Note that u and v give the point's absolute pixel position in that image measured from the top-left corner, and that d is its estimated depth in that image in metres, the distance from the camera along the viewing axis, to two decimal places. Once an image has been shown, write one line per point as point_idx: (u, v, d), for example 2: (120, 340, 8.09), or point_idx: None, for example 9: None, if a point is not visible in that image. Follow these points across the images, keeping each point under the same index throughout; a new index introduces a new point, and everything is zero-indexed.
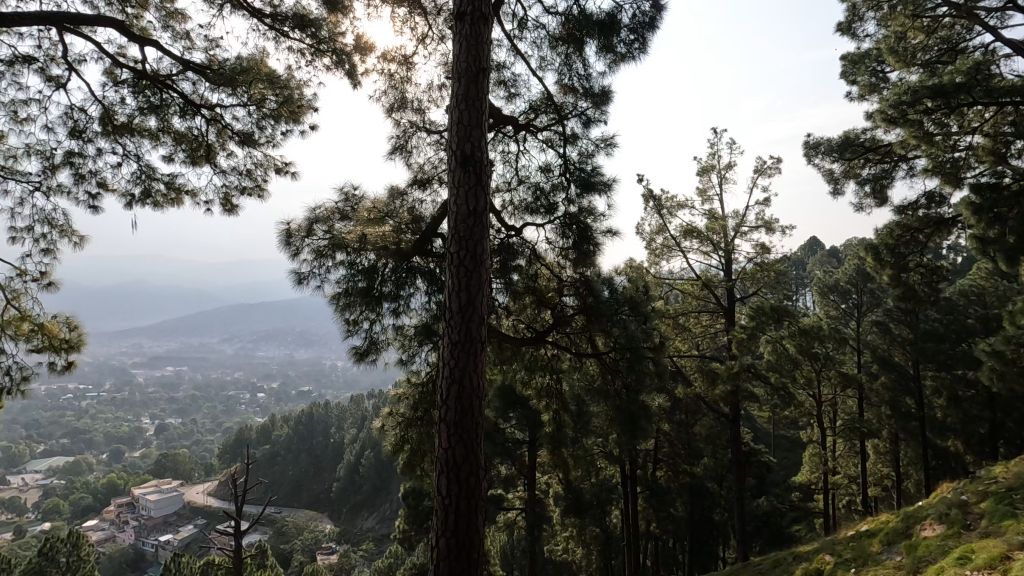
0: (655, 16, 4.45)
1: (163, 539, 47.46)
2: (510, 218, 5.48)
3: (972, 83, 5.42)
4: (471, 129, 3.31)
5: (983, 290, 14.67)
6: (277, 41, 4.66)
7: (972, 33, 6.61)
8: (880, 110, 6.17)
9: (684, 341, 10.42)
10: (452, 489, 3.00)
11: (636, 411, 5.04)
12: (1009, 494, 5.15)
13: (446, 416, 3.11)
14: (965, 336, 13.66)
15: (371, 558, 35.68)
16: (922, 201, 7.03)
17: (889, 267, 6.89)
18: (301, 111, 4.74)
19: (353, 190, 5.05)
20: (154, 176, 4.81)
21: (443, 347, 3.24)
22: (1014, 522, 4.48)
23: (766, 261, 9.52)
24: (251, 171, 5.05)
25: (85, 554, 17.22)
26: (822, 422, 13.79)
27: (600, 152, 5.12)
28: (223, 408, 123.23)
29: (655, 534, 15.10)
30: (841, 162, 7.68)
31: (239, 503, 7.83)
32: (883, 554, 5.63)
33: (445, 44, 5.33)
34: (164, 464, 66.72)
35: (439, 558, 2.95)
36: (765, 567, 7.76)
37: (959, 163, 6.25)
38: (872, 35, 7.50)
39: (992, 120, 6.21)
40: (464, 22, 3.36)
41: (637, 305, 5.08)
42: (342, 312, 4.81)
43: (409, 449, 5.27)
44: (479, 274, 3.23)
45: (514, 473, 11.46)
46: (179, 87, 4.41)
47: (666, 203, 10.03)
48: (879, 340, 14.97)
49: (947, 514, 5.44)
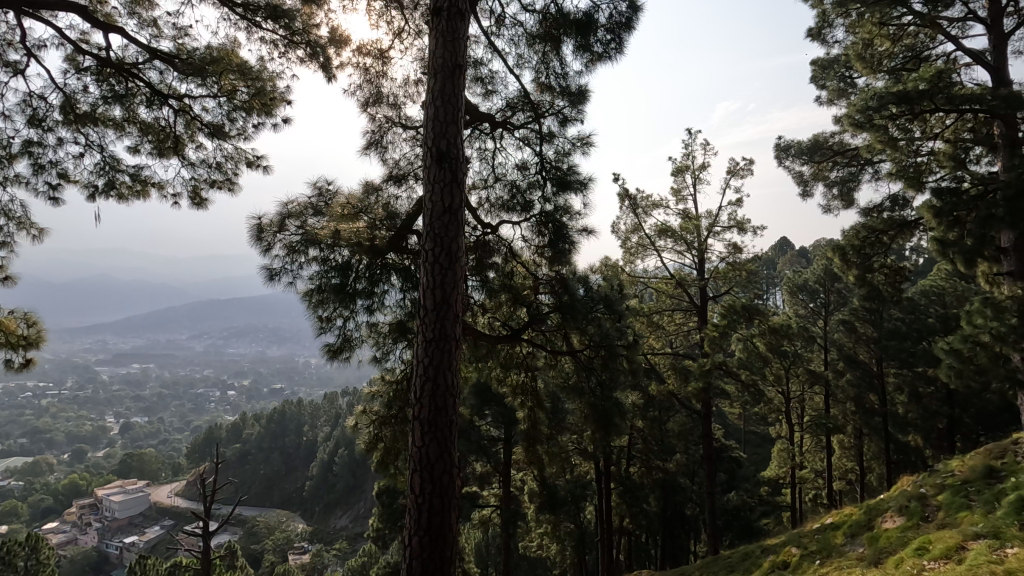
0: (631, 16, 4.48)
1: (128, 540, 46.13)
2: (486, 215, 5.47)
3: (934, 90, 5.63)
4: (446, 125, 3.30)
5: (944, 290, 15.30)
6: (249, 31, 4.57)
7: (935, 42, 6.87)
8: (849, 114, 6.26)
9: (658, 338, 10.58)
10: (426, 487, 2.98)
11: (610, 409, 5.16)
12: (965, 487, 5.37)
13: (419, 415, 3.09)
14: (926, 334, 14.16)
15: (344, 558, 35.23)
16: (885, 203, 7.36)
17: (855, 267, 7.09)
18: (274, 104, 4.69)
19: (327, 185, 5.01)
20: (119, 167, 4.67)
21: (417, 345, 3.23)
22: (968, 514, 4.68)
23: (737, 261, 9.73)
24: (221, 164, 4.95)
25: (45, 557, 16.66)
26: (791, 418, 14.14)
27: (576, 150, 5.15)
28: (191, 407, 120.12)
29: (628, 529, 15.29)
30: (810, 164, 7.89)
31: (209, 502, 7.64)
32: (847, 545, 5.82)
33: (422, 39, 5.28)
34: (128, 464, 64.93)
35: (412, 557, 2.93)
36: (734, 561, 7.89)
37: (922, 167, 6.49)
38: (841, 41, 7.71)
39: (953, 127, 6.50)
40: (440, 18, 3.34)
41: (612, 304, 5.11)
42: (316, 310, 4.75)
43: (383, 447, 5.23)
44: (454, 272, 3.22)
45: (489, 470, 11.51)
46: (145, 77, 4.28)
47: (641, 203, 10.16)
48: (844, 338, 15.42)
49: (907, 506, 5.66)
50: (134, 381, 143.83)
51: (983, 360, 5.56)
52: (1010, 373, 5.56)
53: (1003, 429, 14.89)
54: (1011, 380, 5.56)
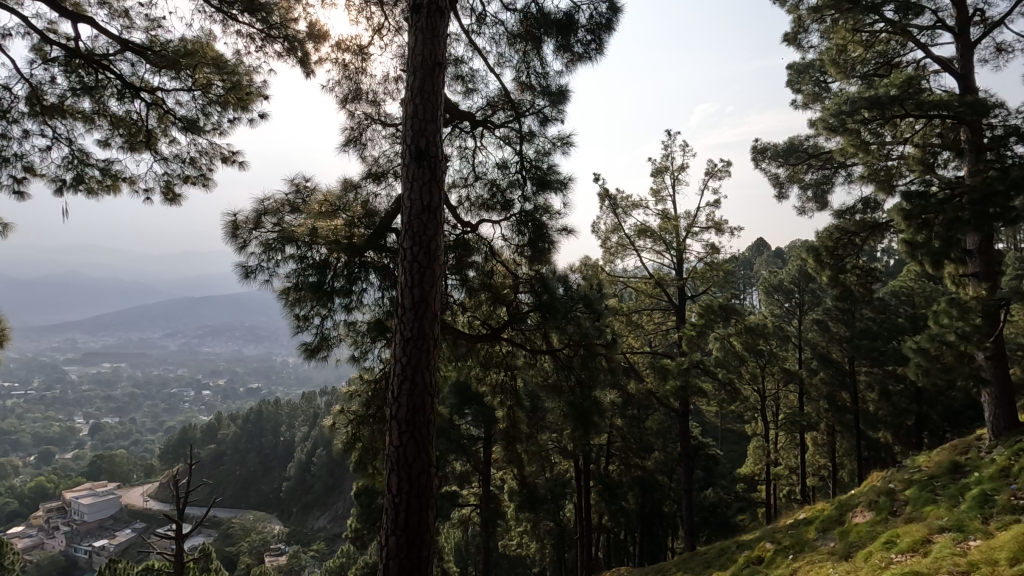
0: (611, 18, 4.50)
1: (97, 544, 44.95)
2: (466, 214, 5.46)
3: (905, 96, 5.79)
4: (426, 123, 3.28)
5: (912, 291, 15.73)
6: (224, 24, 4.50)
7: (906, 49, 7.07)
8: (823, 118, 6.39)
9: (637, 338, 10.69)
10: (402, 487, 2.96)
11: (589, 407, 5.21)
12: (931, 482, 5.53)
13: (397, 414, 3.07)
14: (896, 334, 14.53)
15: (322, 559, 35.01)
16: (858, 205, 7.52)
17: (828, 268, 7.26)
18: (249, 99, 4.62)
19: (305, 182, 4.94)
20: (88, 161, 4.55)
21: (395, 344, 3.20)
22: (934, 508, 4.82)
23: (715, 261, 9.90)
24: (195, 160, 4.86)
25: (10, 563, 16.18)
26: (765, 415, 14.40)
27: (556, 150, 5.17)
28: (164, 407, 117.56)
29: (607, 526, 15.42)
30: (786, 167, 8.01)
31: (182, 503, 7.49)
32: (819, 540, 5.95)
33: (402, 36, 5.24)
34: (98, 466, 63.29)
35: (388, 557, 2.91)
36: (710, 557, 8.00)
37: (892, 171, 6.68)
38: (816, 46, 7.87)
39: (921, 132, 6.70)
40: (420, 14, 3.33)
41: (592, 303, 5.12)
42: (293, 308, 4.71)
43: (361, 447, 5.18)
44: (433, 270, 3.21)
45: (469, 469, 11.49)
46: (116, 68, 4.18)
47: (621, 203, 10.25)
48: (818, 337, 15.75)
49: (876, 501, 5.81)
50: (104, 381, 140.12)
51: (949, 359, 5.73)
52: (974, 370, 5.72)
53: (968, 426, 15.40)
54: (974, 378, 5.74)
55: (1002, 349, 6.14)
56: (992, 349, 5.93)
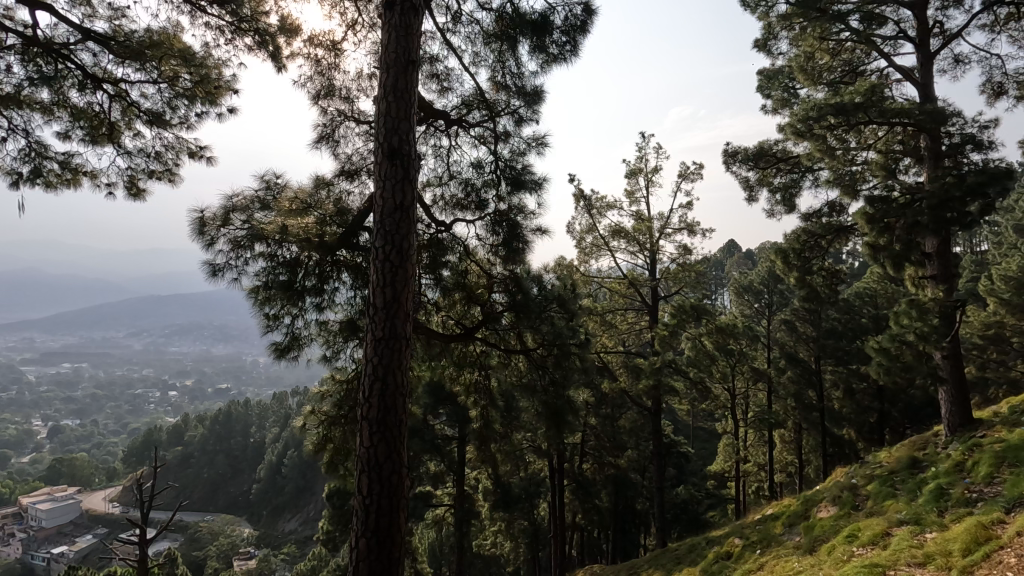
0: (586, 20, 4.53)
1: (56, 551, 43.38)
2: (441, 214, 5.43)
3: (869, 104, 5.97)
4: (398, 121, 3.26)
5: (876, 292, 16.22)
6: (192, 16, 4.39)
7: (870, 58, 7.31)
8: (791, 123, 6.53)
9: (610, 337, 10.78)
10: (374, 488, 2.94)
11: (562, 406, 5.24)
12: (891, 477, 5.73)
13: (368, 415, 3.04)
14: (859, 334, 14.96)
15: (293, 562, 34.51)
16: (824, 209, 7.73)
17: (796, 270, 7.45)
18: (218, 93, 4.54)
19: (276, 179, 4.84)
20: (47, 154, 4.39)
21: (366, 343, 3.17)
22: (894, 502, 4.99)
23: (687, 262, 10.04)
24: (160, 154, 4.73)
25: None
26: (735, 413, 14.69)
27: (531, 151, 5.18)
28: (129, 408, 114.07)
29: (581, 524, 15.56)
30: (756, 170, 8.16)
31: (145, 508, 7.23)
32: (785, 535, 6.11)
33: (376, 32, 5.19)
34: (58, 470, 61.07)
35: (359, 559, 2.88)
36: (681, 553, 8.13)
37: (856, 176, 6.88)
38: (784, 53, 8.06)
39: (884, 138, 6.95)
40: (394, 11, 3.30)
41: (566, 303, 5.15)
42: (262, 307, 4.61)
43: (332, 448, 5.10)
44: (405, 270, 3.18)
45: (443, 469, 11.44)
46: (78, 58, 4.04)
47: (596, 203, 10.34)
48: (786, 337, 16.14)
49: (839, 496, 5.99)
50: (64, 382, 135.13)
51: (909, 359, 5.90)
52: (931, 369, 5.91)
53: (926, 423, 15.98)
54: (932, 376, 5.92)
55: (958, 349, 6.38)
56: (948, 348, 6.17)
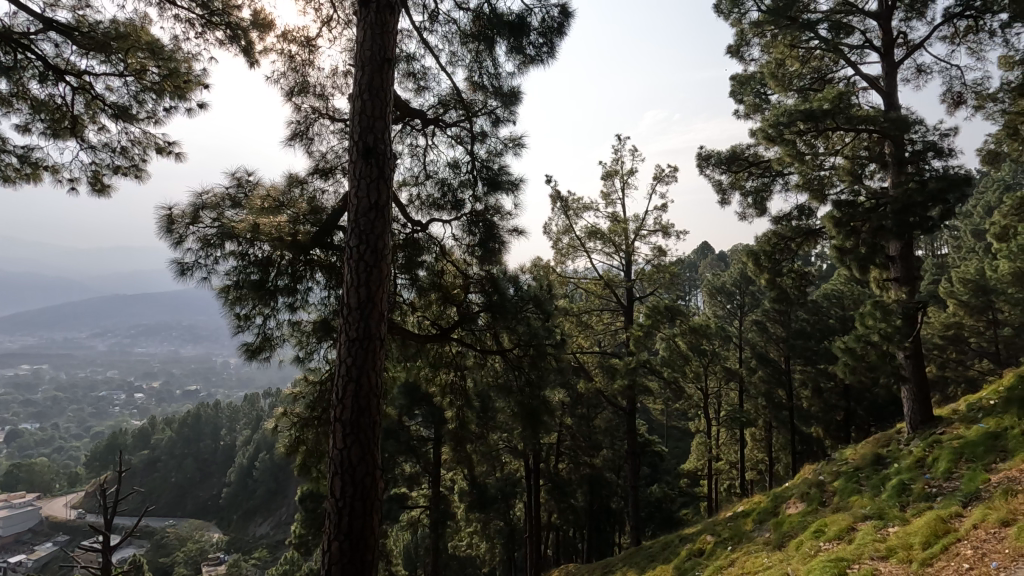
0: (563, 22, 4.56)
1: (13, 561, 41.70)
2: (416, 213, 5.40)
3: (836, 110, 6.14)
4: (373, 120, 3.23)
5: (842, 293, 16.66)
6: (160, 7, 4.28)
7: (837, 66, 7.52)
8: (762, 128, 6.67)
9: (586, 337, 10.84)
10: (347, 490, 2.91)
11: (538, 406, 5.25)
12: (857, 473, 5.89)
13: (341, 416, 3.00)
14: (827, 334, 15.34)
15: (263, 567, 33.88)
16: (794, 212, 7.91)
17: (767, 271, 7.60)
18: (188, 88, 4.42)
19: (248, 177, 4.76)
20: (4, 147, 4.23)
21: (340, 344, 3.13)
22: (859, 498, 5.15)
23: (662, 263, 10.17)
24: (126, 149, 4.60)
25: None
26: (708, 412, 14.93)
27: (507, 151, 5.18)
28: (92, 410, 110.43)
29: (557, 524, 15.60)
30: (729, 173, 8.31)
31: (109, 515, 7.00)
32: (755, 531, 6.24)
33: (351, 29, 5.13)
34: (15, 476, 58.76)
35: (331, 562, 2.84)
36: (655, 551, 8.21)
37: (824, 180, 7.07)
38: (756, 59, 8.22)
39: (851, 144, 7.16)
40: (369, 10, 3.28)
41: (542, 303, 5.17)
42: (233, 307, 4.53)
43: (304, 449, 5.01)
44: (380, 269, 3.16)
45: (418, 470, 11.34)
46: (39, 49, 3.91)
47: (572, 204, 10.40)
48: (757, 337, 16.48)
49: (807, 492, 6.14)
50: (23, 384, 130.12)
51: (873, 358, 6.06)
52: (895, 368, 6.10)
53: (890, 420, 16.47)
54: (895, 375, 6.11)
55: (919, 349, 6.60)
56: (911, 348, 6.37)
